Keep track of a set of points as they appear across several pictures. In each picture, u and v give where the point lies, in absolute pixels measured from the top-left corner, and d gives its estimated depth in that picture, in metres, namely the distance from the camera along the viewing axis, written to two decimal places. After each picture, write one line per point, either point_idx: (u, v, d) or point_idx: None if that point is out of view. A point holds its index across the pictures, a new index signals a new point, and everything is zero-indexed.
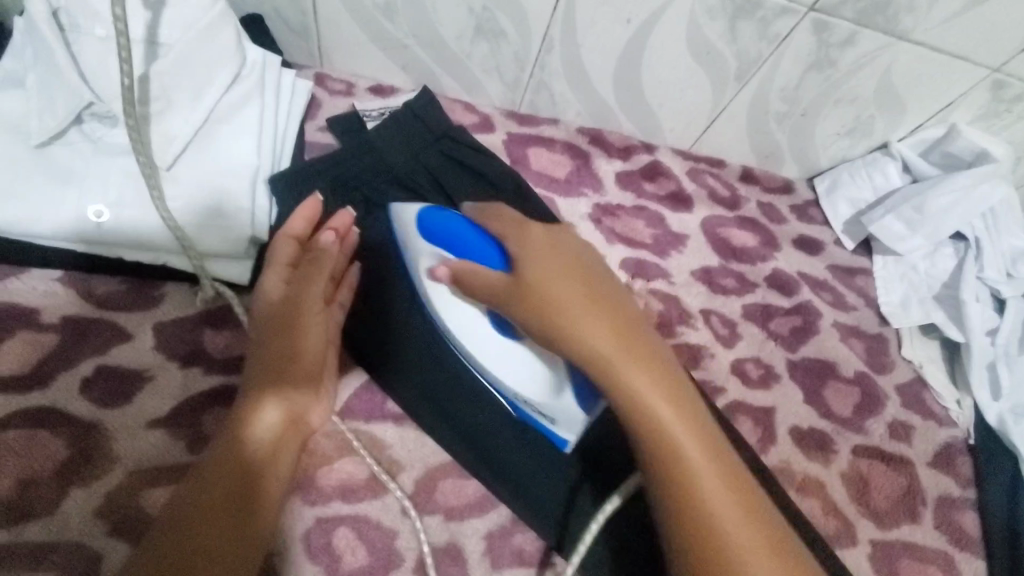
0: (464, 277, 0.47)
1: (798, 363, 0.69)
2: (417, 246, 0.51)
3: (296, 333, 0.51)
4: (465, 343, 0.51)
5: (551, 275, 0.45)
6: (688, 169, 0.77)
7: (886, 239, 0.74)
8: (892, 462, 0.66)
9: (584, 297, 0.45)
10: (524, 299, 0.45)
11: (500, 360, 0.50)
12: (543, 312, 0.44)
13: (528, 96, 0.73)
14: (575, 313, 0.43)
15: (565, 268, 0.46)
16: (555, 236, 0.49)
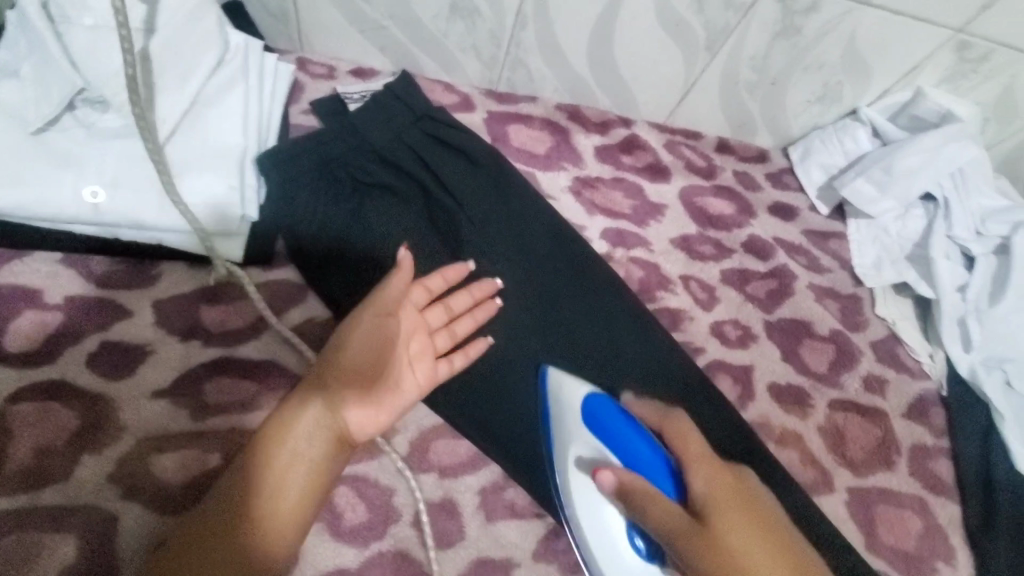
0: (641, 499, 0.43)
1: (775, 324, 0.71)
2: (576, 435, 0.51)
3: (371, 360, 0.49)
4: (591, 542, 0.48)
5: (734, 523, 0.42)
6: (665, 142, 0.80)
7: (858, 201, 0.76)
8: (867, 414, 0.69)
9: (769, 556, 0.41)
10: (709, 543, 0.40)
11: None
12: (734, 563, 0.40)
13: (506, 75, 0.75)
14: (759, 571, 0.40)
15: (752, 522, 0.43)
16: (751, 490, 0.45)
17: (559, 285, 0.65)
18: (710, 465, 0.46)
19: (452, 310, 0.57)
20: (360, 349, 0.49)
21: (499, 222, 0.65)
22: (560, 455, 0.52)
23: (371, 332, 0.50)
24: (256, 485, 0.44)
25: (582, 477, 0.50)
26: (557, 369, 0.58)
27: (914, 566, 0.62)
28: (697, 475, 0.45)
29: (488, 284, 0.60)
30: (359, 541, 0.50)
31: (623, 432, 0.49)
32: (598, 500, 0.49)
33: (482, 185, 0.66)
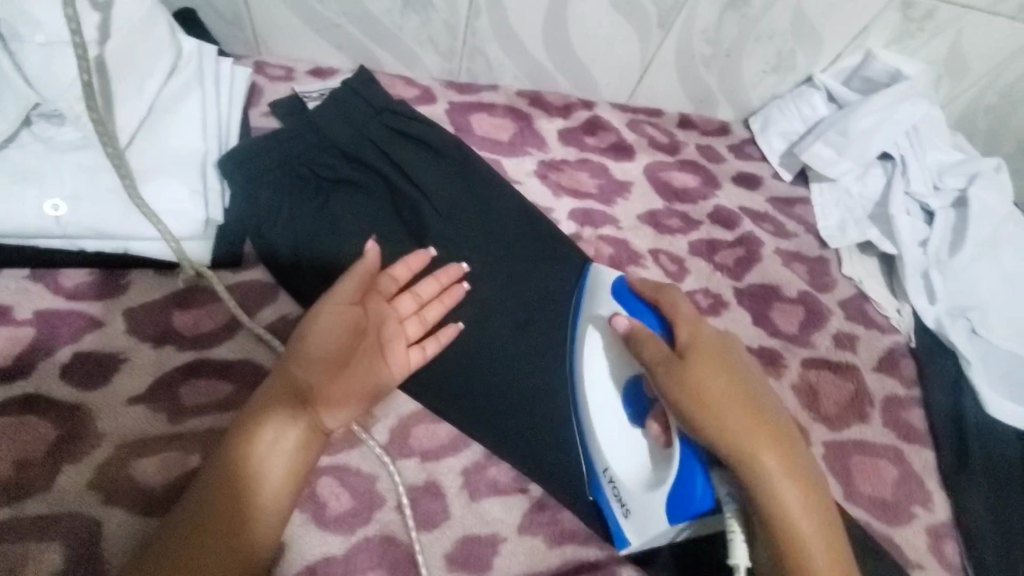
0: (637, 338, 0.52)
1: (745, 290, 0.73)
2: (603, 300, 0.58)
3: (339, 343, 0.51)
4: (591, 399, 0.58)
5: (706, 361, 0.49)
6: (628, 121, 0.81)
7: (818, 164, 0.78)
8: (839, 370, 0.71)
9: (731, 387, 0.49)
10: (681, 368, 0.49)
11: (613, 433, 0.56)
12: (700, 390, 0.48)
13: (465, 65, 0.76)
14: (721, 399, 0.48)
15: (723, 368, 0.50)
16: (722, 338, 0.53)
17: (528, 266, 0.66)
18: (702, 323, 0.52)
19: (422, 295, 0.59)
20: (323, 334, 0.50)
21: (464, 208, 0.66)
22: (584, 318, 0.61)
23: (339, 319, 0.51)
24: (235, 488, 0.44)
25: (595, 338, 0.59)
26: (598, 264, 0.63)
27: (891, 511, 0.64)
28: (685, 328, 0.51)
29: (454, 268, 0.61)
30: (344, 528, 0.51)
31: (635, 299, 0.56)
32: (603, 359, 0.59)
33: (446, 174, 0.67)
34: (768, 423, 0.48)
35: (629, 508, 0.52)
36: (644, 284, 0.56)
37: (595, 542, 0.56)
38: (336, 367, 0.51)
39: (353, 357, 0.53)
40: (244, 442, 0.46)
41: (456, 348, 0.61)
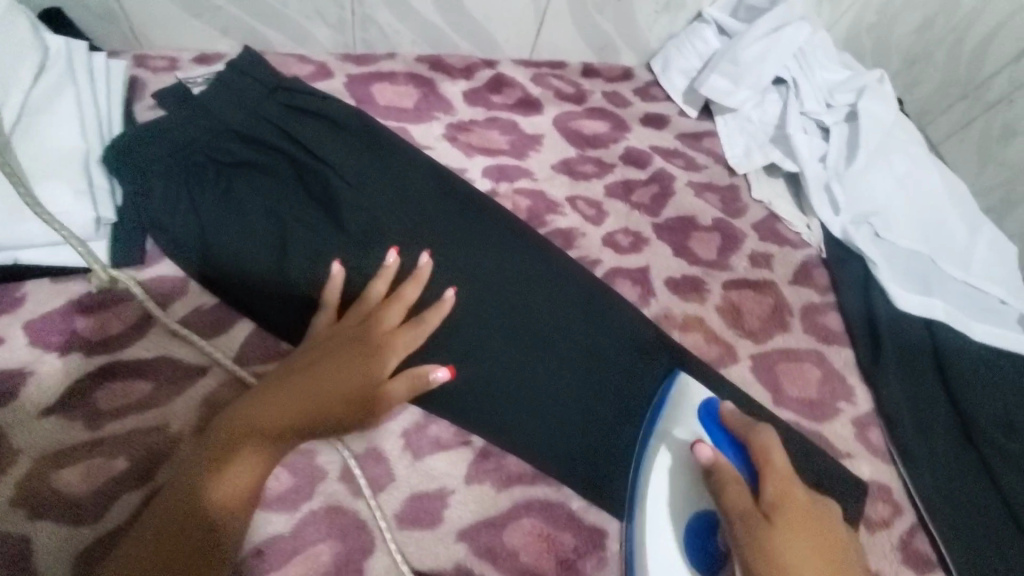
0: (720, 477, 0.50)
1: (663, 224, 0.76)
2: (685, 419, 0.58)
3: (335, 394, 0.50)
4: (647, 515, 0.54)
5: (794, 530, 0.46)
6: (533, 76, 0.82)
7: (717, 96, 0.81)
8: (758, 287, 0.74)
9: (821, 570, 0.45)
10: (759, 526, 0.46)
11: (667, 571, 0.53)
12: (775, 555, 0.45)
13: (359, 36, 0.76)
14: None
15: (809, 541, 0.46)
16: (821, 511, 0.49)
17: (449, 226, 0.66)
18: (796, 484, 0.49)
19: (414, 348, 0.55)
20: (323, 381, 0.50)
21: (373, 176, 0.65)
22: (660, 426, 0.59)
23: (344, 366, 0.51)
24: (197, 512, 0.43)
25: (667, 455, 0.57)
26: (683, 371, 0.63)
27: (819, 409, 0.68)
28: (772, 485, 0.48)
29: (445, 299, 0.57)
30: (288, 505, 0.51)
31: (722, 430, 0.54)
32: (677, 484, 0.56)
33: (352, 146, 0.66)
34: None
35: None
36: (737, 419, 0.54)
37: (541, 480, 0.57)
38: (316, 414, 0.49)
39: (343, 406, 0.50)
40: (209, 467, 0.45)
41: None
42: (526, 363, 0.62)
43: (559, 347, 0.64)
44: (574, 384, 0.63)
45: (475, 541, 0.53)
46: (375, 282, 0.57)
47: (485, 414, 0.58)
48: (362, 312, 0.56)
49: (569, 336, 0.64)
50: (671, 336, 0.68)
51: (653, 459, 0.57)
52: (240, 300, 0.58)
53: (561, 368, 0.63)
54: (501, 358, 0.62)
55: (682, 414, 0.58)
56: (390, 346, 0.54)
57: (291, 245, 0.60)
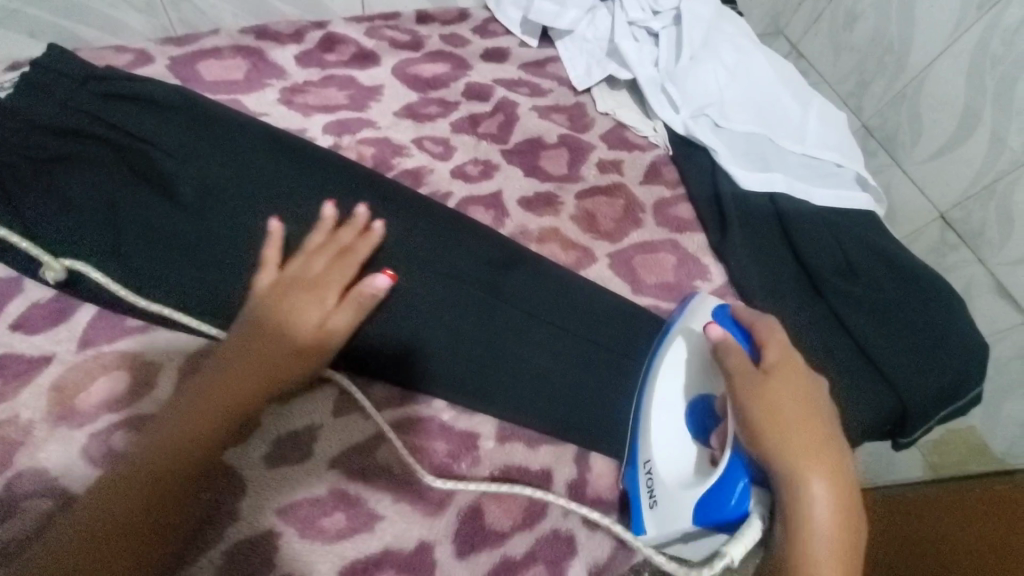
0: (727, 346, 0.54)
1: (512, 150, 0.78)
2: (700, 315, 0.63)
3: (290, 347, 0.53)
4: (657, 391, 0.60)
5: (788, 387, 0.51)
6: (365, 29, 0.83)
7: (546, 19, 0.85)
8: (610, 192, 0.78)
9: (803, 417, 0.50)
10: (757, 385, 0.52)
11: (668, 439, 0.59)
12: (769, 408, 0.50)
13: (174, 15, 0.78)
14: (792, 428, 0.50)
15: (800, 395, 0.52)
16: (810, 374, 0.54)
17: (285, 175, 0.66)
18: (790, 354, 0.55)
19: (352, 273, 0.59)
20: (272, 335, 0.53)
21: (199, 145, 0.65)
22: (682, 321, 0.64)
23: (290, 311, 0.54)
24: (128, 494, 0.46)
25: (682, 347, 0.62)
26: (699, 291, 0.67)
27: (677, 291, 0.73)
28: (771, 353, 0.54)
29: (372, 232, 0.61)
30: None
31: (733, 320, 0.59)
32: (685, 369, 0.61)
33: (175, 121, 0.66)
34: (828, 458, 0.49)
35: (658, 500, 0.55)
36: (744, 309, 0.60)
37: (408, 401, 0.60)
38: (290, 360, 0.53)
39: (295, 358, 0.54)
40: (195, 429, 0.49)
41: (224, 274, 0.60)
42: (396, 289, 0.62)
43: (429, 271, 0.64)
44: (436, 305, 0.63)
45: (347, 466, 0.55)
46: (315, 235, 0.61)
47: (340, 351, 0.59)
48: (300, 266, 0.58)
49: (423, 264, 0.65)
50: (529, 248, 0.70)
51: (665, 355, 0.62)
52: (138, 299, 0.59)
53: (421, 292, 0.63)
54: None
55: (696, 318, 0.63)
56: (329, 284, 0.57)
57: (121, 224, 0.61)
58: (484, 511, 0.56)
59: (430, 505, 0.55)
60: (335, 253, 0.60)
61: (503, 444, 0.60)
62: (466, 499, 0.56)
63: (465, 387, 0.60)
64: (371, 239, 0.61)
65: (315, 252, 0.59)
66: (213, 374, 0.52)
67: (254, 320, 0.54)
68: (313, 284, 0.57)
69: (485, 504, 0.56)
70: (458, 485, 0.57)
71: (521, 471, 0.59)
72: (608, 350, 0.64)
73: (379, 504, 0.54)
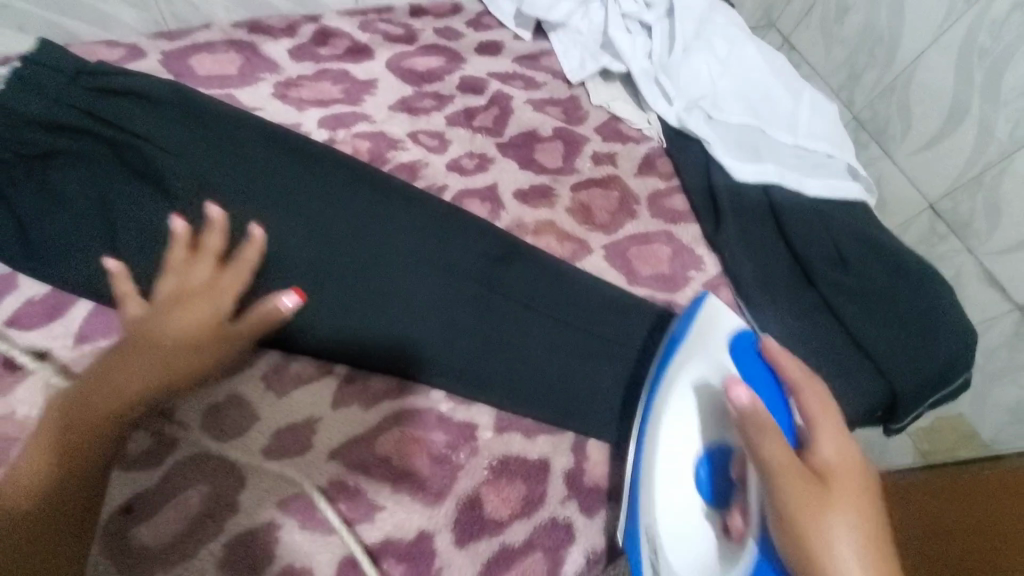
0: (757, 420, 0.48)
1: (507, 143, 0.79)
2: (713, 351, 0.58)
3: (182, 345, 0.49)
4: (661, 432, 0.56)
5: (848, 487, 0.45)
6: (358, 23, 0.83)
7: (539, 12, 0.86)
8: (604, 184, 0.78)
9: (866, 525, 0.44)
10: (808, 490, 0.45)
11: (672, 495, 0.54)
12: (820, 512, 0.44)
13: (166, 9, 0.77)
14: (853, 544, 0.43)
15: (856, 493, 0.46)
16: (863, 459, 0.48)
17: (280, 172, 0.66)
18: (844, 442, 0.49)
19: (245, 275, 0.54)
20: (158, 336, 0.49)
21: (195, 142, 0.65)
22: (690, 351, 0.58)
23: (177, 314, 0.50)
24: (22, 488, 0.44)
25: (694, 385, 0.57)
26: (712, 300, 0.61)
27: (672, 281, 0.73)
28: (825, 445, 0.48)
29: (254, 235, 0.55)
30: (148, 464, 0.52)
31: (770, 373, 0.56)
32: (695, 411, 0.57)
33: (169, 117, 0.66)
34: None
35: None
36: (789, 367, 0.54)
37: (407, 393, 0.60)
38: (185, 349, 0.49)
39: (189, 351, 0.49)
40: (81, 429, 0.46)
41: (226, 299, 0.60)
42: (398, 283, 0.64)
43: (428, 266, 0.65)
44: (433, 296, 0.64)
45: (347, 457, 0.56)
46: (177, 246, 0.53)
47: (336, 343, 0.60)
48: (184, 273, 0.53)
49: (419, 258, 0.66)
50: (525, 241, 0.71)
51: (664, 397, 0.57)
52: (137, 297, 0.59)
53: (418, 285, 0.64)
54: (338, 292, 0.62)
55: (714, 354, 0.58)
56: (221, 288, 0.52)
57: (118, 222, 0.61)
58: (483, 500, 0.56)
59: (431, 495, 0.55)
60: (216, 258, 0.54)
61: (502, 434, 0.60)
62: (466, 488, 0.57)
63: (463, 379, 0.61)
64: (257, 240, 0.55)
65: (195, 259, 0.54)
66: (102, 374, 0.48)
67: (140, 327, 0.50)
68: (209, 289, 0.52)
69: (484, 493, 0.57)
70: (458, 475, 0.57)
71: (520, 462, 0.59)
72: (604, 341, 0.65)
73: (379, 494, 0.54)
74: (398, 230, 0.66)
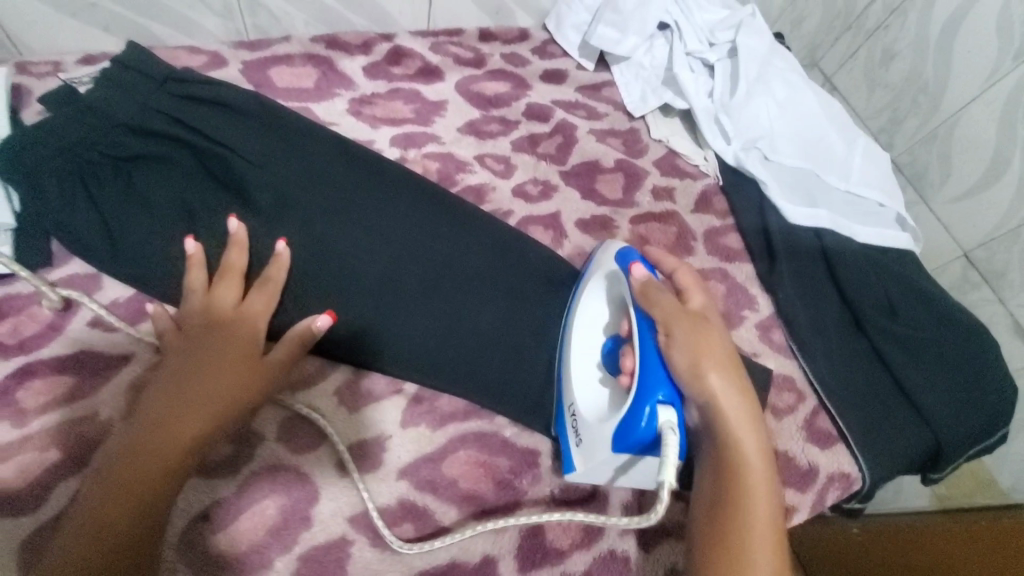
0: (648, 286, 0.56)
1: (570, 171, 0.80)
2: (607, 264, 0.63)
3: (236, 378, 0.52)
4: (575, 330, 0.62)
5: (711, 330, 0.54)
6: (430, 44, 0.85)
7: (606, 46, 0.87)
8: (663, 218, 0.80)
9: (727, 356, 0.53)
10: (691, 329, 0.53)
11: (584, 371, 0.60)
12: (699, 348, 0.52)
13: (249, 21, 0.79)
14: (715, 364, 0.52)
15: (716, 333, 0.54)
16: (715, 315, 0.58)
17: (356, 190, 0.67)
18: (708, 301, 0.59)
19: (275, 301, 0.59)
20: (214, 370, 0.52)
21: (278, 156, 0.65)
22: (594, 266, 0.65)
23: (226, 350, 0.53)
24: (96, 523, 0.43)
25: (594, 286, 0.64)
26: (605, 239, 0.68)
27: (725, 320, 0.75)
28: (693, 300, 0.58)
29: (279, 252, 0.59)
30: (228, 471, 0.54)
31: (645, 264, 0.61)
32: (599, 311, 0.63)
33: (250, 126, 0.66)
34: (745, 390, 0.52)
35: (581, 439, 0.56)
36: (666, 262, 0.62)
37: (474, 414, 0.62)
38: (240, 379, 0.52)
39: (243, 383, 0.52)
40: (152, 465, 0.46)
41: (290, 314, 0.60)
42: (455, 293, 0.65)
43: (493, 290, 0.66)
44: (497, 321, 0.65)
45: (416, 476, 0.57)
46: (193, 271, 0.57)
47: (397, 356, 0.61)
48: (210, 299, 0.56)
49: (488, 279, 0.66)
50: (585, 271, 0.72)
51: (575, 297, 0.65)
52: None
53: (481, 306, 0.65)
54: (404, 303, 0.63)
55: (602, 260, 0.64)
56: (252, 312, 0.57)
57: (202, 232, 0.62)
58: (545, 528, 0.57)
59: (494, 520, 0.56)
60: (240, 284, 0.59)
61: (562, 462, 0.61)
62: (529, 516, 0.58)
63: (530, 409, 0.62)
64: (284, 264, 0.59)
65: (218, 281, 0.58)
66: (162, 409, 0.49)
67: (189, 360, 0.52)
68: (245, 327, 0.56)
69: (547, 522, 0.58)
70: (521, 500, 0.58)
71: (579, 491, 0.60)
72: None
73: (446, 516, 0.56)
74: (469, 251, 0.67)
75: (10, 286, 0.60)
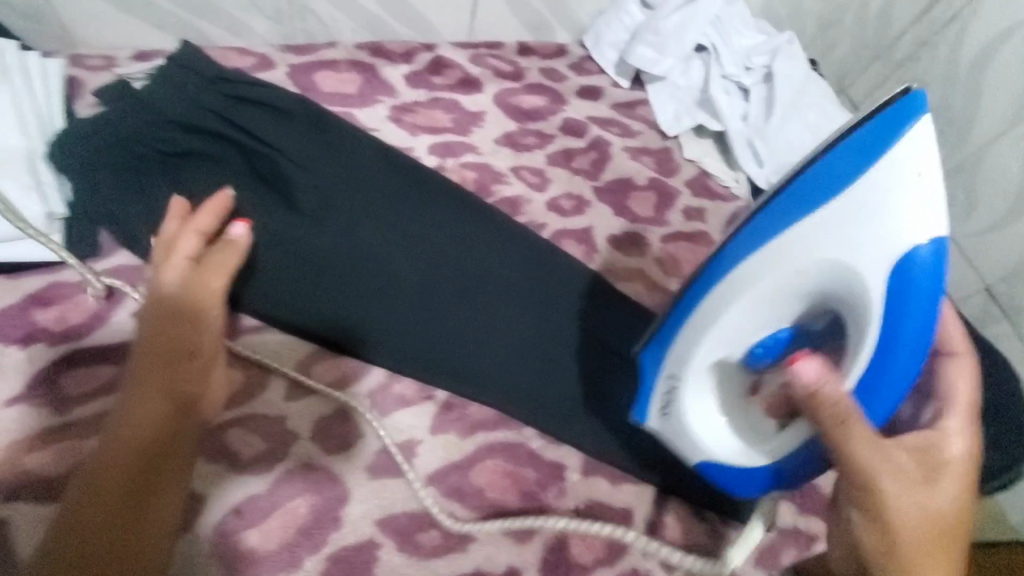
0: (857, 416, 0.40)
1: (603, 187, 0.81)
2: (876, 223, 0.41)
3: (169, 340, 0.49)
4: (750, 272, 0.47)
5: (943, 479, 0.43)
6: (470, 56, 0.86)
7: (643, 66, 0.89)
8: (693, 238, 0.81)
9: (947, 516, 0.43)
10: (904, 483, 0.42)
11: (724, 335, 0.49)
12: (918, 501, 0.43)
13: (297, 25, 0.81)
14: (918, 529, 0.42)
15: (949, 481, 0.43)
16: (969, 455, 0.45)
17: (395, 196, 0.68)
18: (967, 426, 0.46)
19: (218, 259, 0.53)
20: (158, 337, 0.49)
21: (321, 159, 0.66)
22: (849, 192, 0.42)
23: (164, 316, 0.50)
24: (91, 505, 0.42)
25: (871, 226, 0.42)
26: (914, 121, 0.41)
27: None
28: (954, 424, 0.45)
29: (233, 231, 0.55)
30: (263, 467, 0.54)
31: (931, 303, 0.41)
32: (796, 271, 0.45)
33: (295, 127, 0.67)
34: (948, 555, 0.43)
35: (670, 413, 0.52)
36: (951, 336, 0.48)
37: (502, 424, 0.62)
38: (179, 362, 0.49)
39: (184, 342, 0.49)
40: (129, 445, 0.44)
41: (330, 309, 0.61)
42: (488, 303, 0.65)
43: (525, 302, 0.67)
44: (529, 333, 0.65)
45: (444, 483, 0.57)
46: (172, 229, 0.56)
47: (430, 361, 0.61)
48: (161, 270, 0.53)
49: (521, 291, 0.67)
50: (616, 287, 0.73)
51: (782, 244, 0.45)
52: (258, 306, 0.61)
53: (513, 317, 0.65)
54: (442, 310, 0.64)
55: (899, 229, 0.41)
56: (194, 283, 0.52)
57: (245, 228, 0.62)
58: (570, 543, 0.57)
59: (520, 532, 0.57)
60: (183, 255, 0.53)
61: (588, 477, 0.62)
62: (554, 530, 0.58)
63: (559, 423, 0.62)
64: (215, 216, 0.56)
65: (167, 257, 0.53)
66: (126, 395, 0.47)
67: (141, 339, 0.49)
68: (184, 304, 0.51)
69: (572, 537, 0.57)
70: (546, 514, 0.58)
71: (605, 508, 0.60)
72: None
73: (472, 525, 0.56)
74: (503, 261, 0.68)
75: (59, 272, 0.61)
